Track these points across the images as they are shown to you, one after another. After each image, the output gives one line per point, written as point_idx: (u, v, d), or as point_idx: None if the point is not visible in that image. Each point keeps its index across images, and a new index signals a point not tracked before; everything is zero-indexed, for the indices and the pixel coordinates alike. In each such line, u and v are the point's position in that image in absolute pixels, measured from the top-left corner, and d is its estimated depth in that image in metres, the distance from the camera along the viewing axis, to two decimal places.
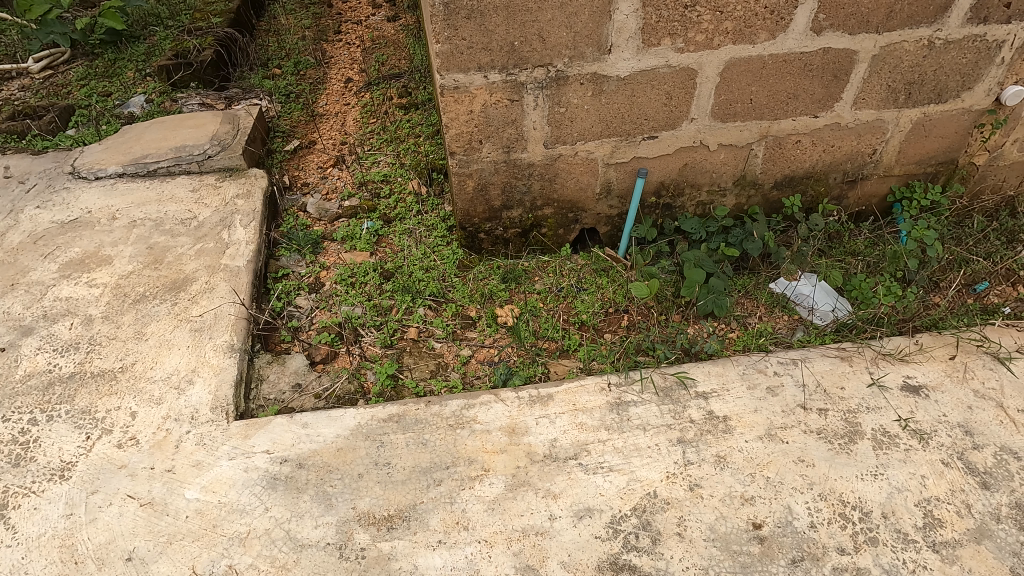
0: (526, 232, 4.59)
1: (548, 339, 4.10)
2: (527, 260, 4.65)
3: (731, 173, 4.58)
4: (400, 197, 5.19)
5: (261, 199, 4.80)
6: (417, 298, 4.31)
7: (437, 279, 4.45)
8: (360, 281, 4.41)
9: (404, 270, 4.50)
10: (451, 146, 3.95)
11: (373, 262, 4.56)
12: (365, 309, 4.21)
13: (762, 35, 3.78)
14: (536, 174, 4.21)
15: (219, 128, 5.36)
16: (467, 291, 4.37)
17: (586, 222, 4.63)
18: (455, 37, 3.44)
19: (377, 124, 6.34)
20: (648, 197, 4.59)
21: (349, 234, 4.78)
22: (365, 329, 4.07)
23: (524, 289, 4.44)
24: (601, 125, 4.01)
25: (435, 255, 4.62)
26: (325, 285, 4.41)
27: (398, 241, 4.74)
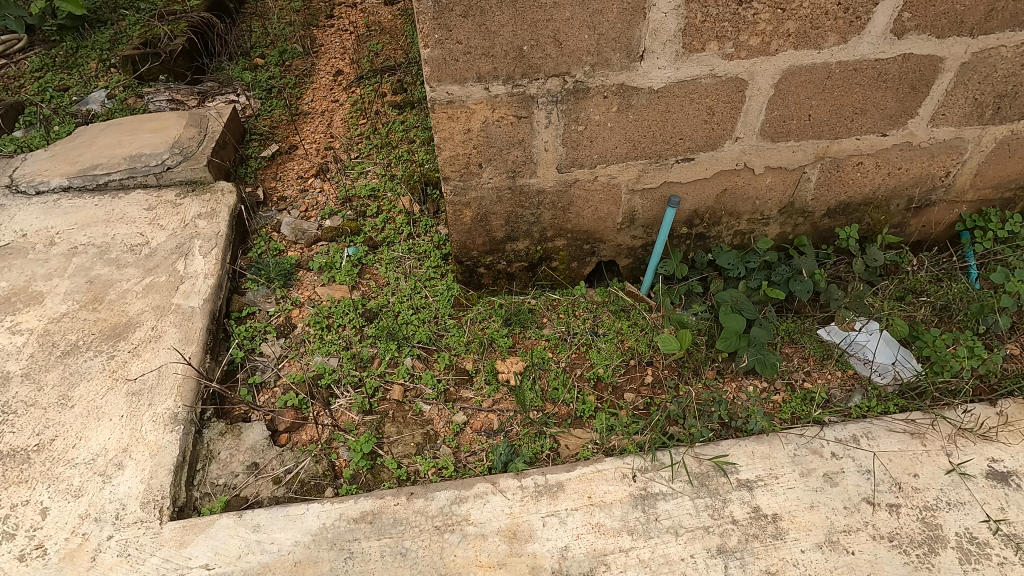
0: (534, 266, 3.90)
1: (558, 401, 3.45)
2: (534, 299, 3.97)
3: (778, 200, 3.86)
4: (389, 217, 4.51)
5: (226, 222, 4.13)
6: (403, 346, 3.65)
7: (428, 322, 3.78)
8: (337, 323, 3.75)
9: (389, 312, 3.83)
10: (444, 170, 3.25)
11: (354, 299, 3.90)
12: (341, 360, 3.56)
13: (832, 39, 3.04)
14: (547, 202, 3.51)
15: (183, 132, 4.66)
16: (463, 338, 3.70)
17: (604, 255, 3.94)
18: (448, 39, 2.73)
19: (367, 125, 5.63)
20: (678, 227, 3.88)
21: (327, 264, 4.12)
22: (340, 387, 3.42)
23: (530, 334, 3.77)
24: (627, 145, 3.29)
25: (426, 292, 3.96)
26: (297, 327, 3.75)
27: (384, 273, 4.07)
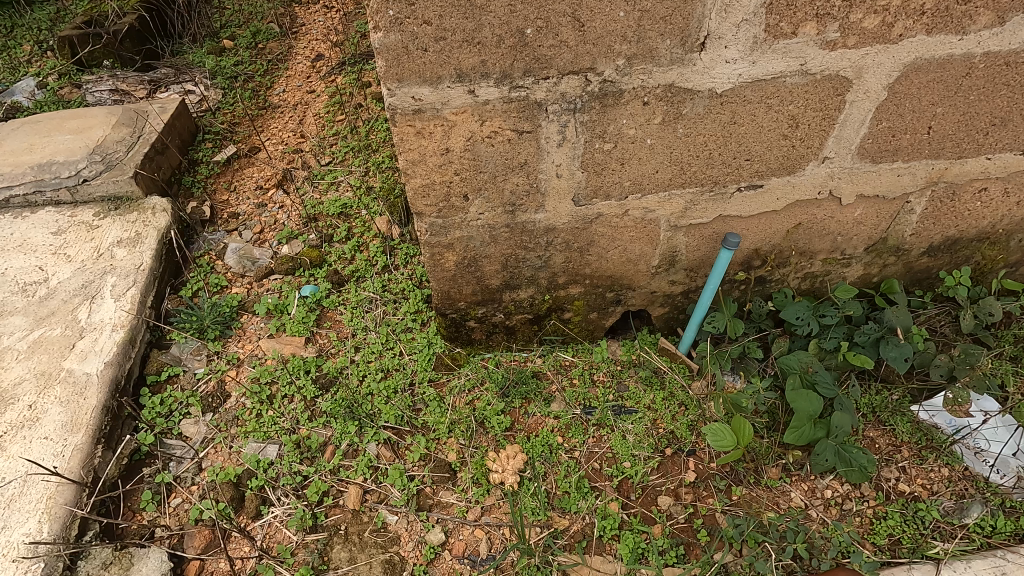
0: (541, 319, 2.99)
1: (568, 513, 2.56)
2: (539, 360, 3.07)
3: (866, 236, 2.89)
4: (361, 244, 3.62)
5: (150, 253, 3.28)
6: (365, 428, 2.78)
7: (400, 394, 2.90)
8: (282, 393, 2.88)
9: (351, 377, 2.95)
10: (415, 203, 2.33)
11: (307, 358, 3.02)
12: (282, 447, 2.69)
13: (983, 19, 2.06)
14: (558, 243, 2.59)
15: (110, 133, 3.78)
16: (445, 417, 2.83)
17: (633, 304, 3.01)
18: (410, 18, 1.80)
19: (346, 122, 4.70)
20: (732, 270, 2.93)
21: (277, 307, 3.24)
22: (277, 489, 2.56)
23: (533, 411, 2.89)
24: (671, 169, 2.36)
25: (400, 349, 3.08)
26: (231, 396, 2.89)
27: (349, 321, 3.19)
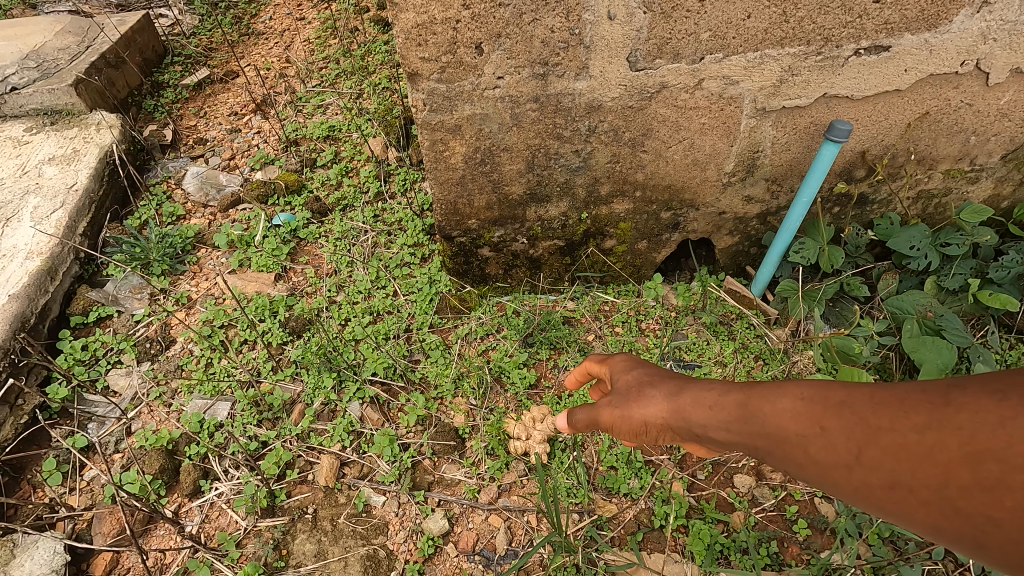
0: (575, 249, 2.32)
1: (616, 496, 1.89)
2: (571, 303, 2.41)
3: (1009, 137, 2.18)
4: (350, 169, 2.96)
5: (86, 172, 2.65)
6: (346, 382, 2.12)
7: (393, 342, 2.25)
8: (241, 338, 2.23)
9: (330, 320, 2.30)
10: (407, 59, 1.66)
11: (275, 297, 2.37)
12: (236, 406, 2.04)
13: None
14: (603, 132, 1.92)
15: (52, 40, 3.16)
16: (450, 371, 2.17)
17: (693, 230, 2.33)
18: None
19: (339, 46, 4.03)
20: (827, 183, 2.24)
21: (241, 239, 2.59)
22: (224, 460, 1.91)
23: (564, 365, 2.23)
24: (768, 13, 1.67)
25: (394, 288, 2.42)
26: (176, 341, 2.25)
27: (331, 254, 2.53)
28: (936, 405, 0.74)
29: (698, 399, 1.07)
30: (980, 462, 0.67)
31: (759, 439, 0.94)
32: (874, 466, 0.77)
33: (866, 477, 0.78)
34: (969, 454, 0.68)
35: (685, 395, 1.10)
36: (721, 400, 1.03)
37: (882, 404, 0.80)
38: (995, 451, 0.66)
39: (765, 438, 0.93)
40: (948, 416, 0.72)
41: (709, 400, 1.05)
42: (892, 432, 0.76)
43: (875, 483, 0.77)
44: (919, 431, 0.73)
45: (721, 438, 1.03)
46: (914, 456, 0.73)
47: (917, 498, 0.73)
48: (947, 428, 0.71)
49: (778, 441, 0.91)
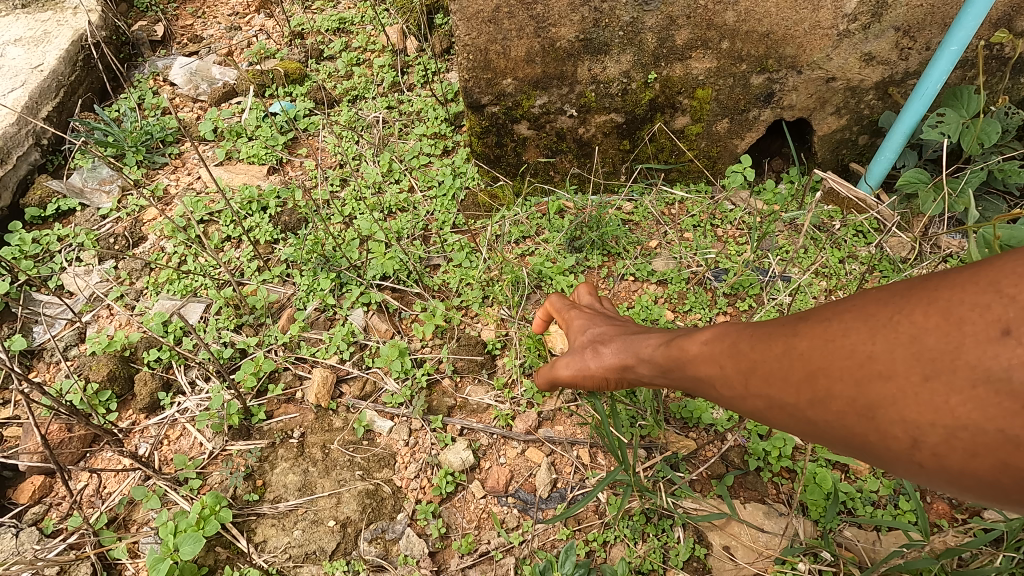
0: (637, 128, 1.82)
1: (693, 430, 1.42)
2: (629, 202, 1.92)
3: None
4: (362, 59, 2.48)
5: (54, 52, 2.24)
6: (348, 286, 1.69)
7: (407, 242, 1.79)
8: (223, 235, 1.82)
9: (330, 217, 1.86)
10: None
11: (265, 190, 1.95)
12: (211, 309, 1.64)
13: None
14: None
15: None
16: (477, 275, 1.71)
17: (790, 105, 1.81)
18: None
19: None
20: (980, 34, 1.67)
21: (231, 129, 2.17)
22: (191, 371, 1.52)
23: (622, 272, 1.75)
24: None
25: (410, 183, 1.96)
26: (147, 238, 1.85)
27: (335, 146, 2.09)
28: (784, 328, 0.75)
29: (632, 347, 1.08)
30: (821, 377, 0.67)
31: (675, 382, 0.96)
32: (747, 389, 0.78)
33: (748, 406, 0.79)
34: (811, 372, 0.68)
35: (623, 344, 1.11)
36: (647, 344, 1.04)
37: (745, 338, 0.79)
38: (824, 367, 0.67)
39: (676, 378, 0.94)
40: (789, 340, 0.72)
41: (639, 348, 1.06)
42: (753, 359, 0.76)
43: (755, 409, 0.78)
44: (768, 357, 0.74)
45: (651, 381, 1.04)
46: (769, 381, 0.74)
47: (782, 412, 0.74)
48: (792, 351, 0.71)
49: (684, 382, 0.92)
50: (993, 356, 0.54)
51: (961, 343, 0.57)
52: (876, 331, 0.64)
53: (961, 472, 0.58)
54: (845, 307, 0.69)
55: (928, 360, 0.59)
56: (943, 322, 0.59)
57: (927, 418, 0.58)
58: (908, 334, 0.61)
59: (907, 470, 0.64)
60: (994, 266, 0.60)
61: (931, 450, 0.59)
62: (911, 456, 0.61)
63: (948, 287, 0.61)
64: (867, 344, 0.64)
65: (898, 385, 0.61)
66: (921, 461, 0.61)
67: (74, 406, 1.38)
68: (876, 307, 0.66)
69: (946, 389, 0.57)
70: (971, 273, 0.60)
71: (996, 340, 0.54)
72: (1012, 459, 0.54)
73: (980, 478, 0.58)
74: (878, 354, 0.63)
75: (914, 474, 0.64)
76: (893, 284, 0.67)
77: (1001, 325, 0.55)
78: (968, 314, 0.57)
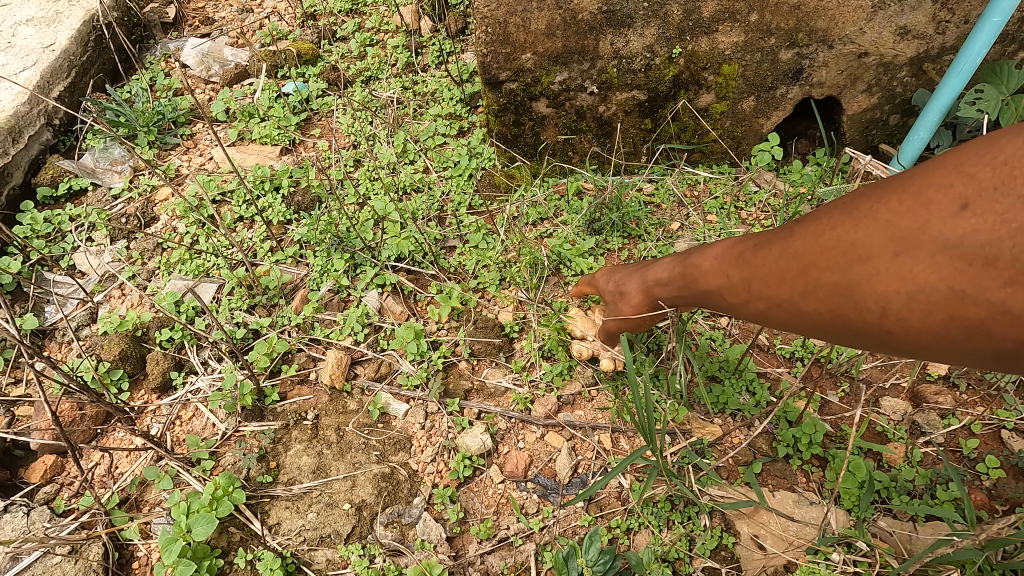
0: (660, 106, 1.76)
1: (719, 416, 1.37)
2: (650, 184, 1.86)
3: None
4: (375, 40, 2.44)
5: (66, 32, 2.21)
6: (362, 267, 1.65)
7: (423, 223, 1.75)
8: (236, 215, 1.79)
9: (344, 198, 1.82)
10: None
11: (278, 170, 1.91)
12: (223, 290, 1.61)
13: None
14: None
15: None
16: (494, 257, 1.67)
17: (819, 82, 1.74)
18: None
19: None
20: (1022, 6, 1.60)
21: (244, 110, 2.13)
22: (203, 351, 1.49)
23: (643, 255, 1.70)
24: None
25: (425, 163, 1.92)
26: (158, 219, 1.82)
27: (349, 127, 2.05)
28: (780, 232, 0.86)
29: (655, 277, 1.18)
30: (807, 269, 0.78)
31: (689, 300, 1.07)
32: (747, 293, 0.89)
33: (752, 308, 0.90)
34: (800, 265, 0.79)
35: (646, 276, 1.21)
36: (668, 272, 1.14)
37: (745, 249, 0.91)
38: (811, 259, 0.78)
39: (689, 296, 1.05)
40: (783, 241, 0.84)
41: (661, 276, 1.16)
42: (754, 262, 0.87)
43: (754, 310, 0.89)
44: (765, 260, 0.85)
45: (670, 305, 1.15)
46: (768, 281, 0.84)
47: (776, 309, 0.85)
48: (787, 248, 0.82)
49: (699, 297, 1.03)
50: (952, 226, 0.65)
51: (927, 220, 0.67)
52: (855, 221, 0.74)
53: (924, 332, 0.69)
54: (834, 206, 0.79)
55: (899, 239, 0.69)
56: (913, 205, 0.69)
57: (894, 286, 0.69)
58: (883, 219, 0.71)
59: (880, 340, 0.75)
60: (955, 155, 0.69)
61: (896, 315, 0.70)
62: (882, 325, 0.73)
63: (920, 176, 0.71)
64: (850, 232, 0.74)
65: (873, 264, 0.71)
66: (889, 328, 0.72)
67: (86, 385, 1.36)
68: (857, 201, 0.76)
69: (911, 261, 0.68)
70: (941, 162, 0.69)
71: (955, 214, 0.65)
72: (960, 311, 0.65)
73: (940, 335, 0.69)
74: (856, 240, 0.73)
75: (888, 344, 0.75)
76: (872, 183, 0.77)
77: (962, 201, 0.65)
78: (934, 196, 0.67)
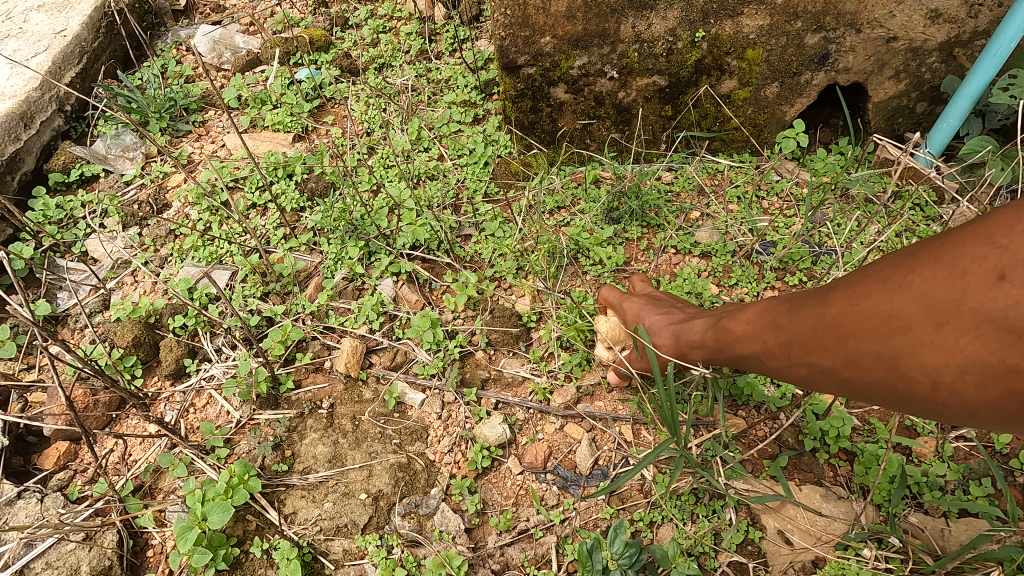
0: (681, 92, 1.72)
1: (742, 408, 1.34)
2: (670, 172, 1.82)
3: None
4: (388, 27, 2.40)
5: (77, 18, 2.19)
6: (377, 255, 1.63)
7: (438, 211, 1.72)
8: (248, 202, 1.77)
9: (358, 185, 1.79)
10: None
11: (291, 157, 1.88)
12: (236, 277, 1.58)
13: None
14: None
15: None
16: (511, 245, 1.63)
17: (845, 67, 1.69)
18: None
19: None
20: None
21: (256, 97, 2.11)
22: (217, 338, 1.47)
23: (663, 244, 1.66)
24: None
25: (440, 150, 1.89)
26: (171, 206, 1.80)
27: (362, 114, 2.02)
28: (817, 298, 0.88)
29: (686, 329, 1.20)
30: (851, 340, 0.80)
31: (728, 358, 1.09)
32: (793, 358, 0.91)
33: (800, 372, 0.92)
34: (842, 336, 0.81)
35: (677, 323, 1.23)
36: (699, 327, 1.15)
37: (784, 313, 0.93)
38: (852, 330, 0.80)
39: (729, 355, 1.07)
40: (821, 309, 0.86)
41: (691, 334, 1.17)
42: (795, 330, 0.90)
43: (805, 376, 0.91)
44: (806, 328, 0.87)
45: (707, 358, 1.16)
46: (812, 350, 0.87)
47: (826, 376, 0.87)
48: (825, 317, 0.84)
49: (739, 358, 1.05)
50: (992, 298, 0.65)
51: (964, 290, 0.67)
52: (892, 292, 0.75)
53: (979, 403, 0.69)
54: (867, 274, 0.81)
55: (937, 311, 0.70)
56: (948, 277, 0.69)
57: (941, 358, 0.70)
58: (916, 289, 0.72)
59: (935, 410, 0.75)
60: (988, 220, 0.69)
61: (948, 387, 0.71)
62: (935, 396, 0.73)
63: (951, 246, 0.71)
64: (887, 302, 0.76)
65: (914, 336, 0.73)
66: (942, 399, 0.72)
67: (100, 371, 1.34)
68: (890, 270, 0.77)
69: (954, 333, 0.68)
70: (973, 229, 0.69)
71: (992, 286, 0.65)
72: (1013, 383, 0.65)
73: (995, 406, 0.68)
74: (895, 312, 0.75)
75: (944, 413, 0.75)
76: (904, 249, 0.78)
77: (997, 272, 0.65)
78: (969, 267, 0.68)
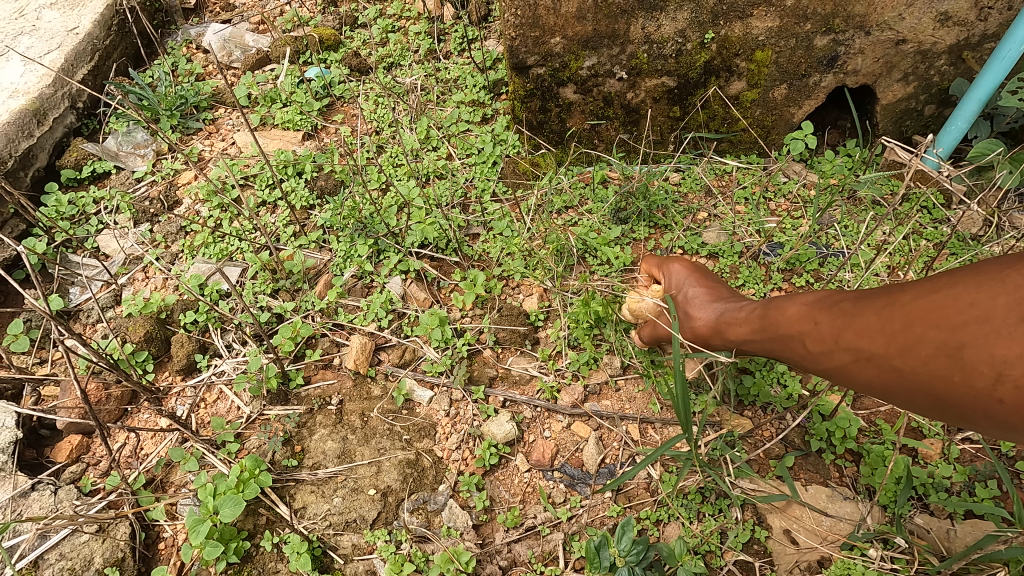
0: (690, 92, 1.72)
1: (749, 408, 1.34)
2: (678, 173, 1.83)
3: None
4: (397, 27, 2.41)
5: (89, 16, 2.21)
6: (386, 253, 1.64)
7: (447, 210, 1.73)
8: (258, 200, 1.78)
9: (367, 184, 1.80)
10: None
11: (300, 155, 1.90)
12: (247, 274, 1.60)
13: None
14: None
15: None
16: (519, 244, 1.64)
17: (855, 69, 1.69)
18: None
19: None
20: None
21: (266, 95, 2.12)
22: (227, 334, 1.49)
23: (671, 244, 1.66)
24: None
25: (449, 150, 1.90)
26: (181, 203, 1.82)
27: (371, 113, 2.03)
28: (893, 287, 0.84)
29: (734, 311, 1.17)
30: (915, 326, 0.76)
31: (771, 342, 1.05)
32: (843, 343, 0.87)
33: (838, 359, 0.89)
34: (908, 321, 0.77)
35: (725, 308, 1.20)
36: (752, 307, 1.12)
37: (849, 300, 0.89)
38: (922, 316, 0.76)
39: (773, 339, 1.04)
40: (895, 295, 0.82)
41: (739, 314, 1.14)
42: (854, 311, 0.86)
43: (846, 362, 0.87)
44: (871, 312, 0.83)
45: (747, 344, 1.13)
46: (863, 333, 0.83)
47: (874, 364, 0.83)
48: (895, 302, 0.80)
49: (781, 341, 1.02)
50: None
51: None
52: (977, 282, 0.71)
53: None
54: (957, 268, 0.77)
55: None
56: None
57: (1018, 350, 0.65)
58: (1011, 285, 0.68)
59: (990, 411, 0.70)
60: None
61: (1013, 381, 0.65)
62: (994, 392, 0.68)
63: None
64: (971, 292, 0.71)
65: (991, 326, 0.68)
66: (1001, 396, 0.67)
67: (112, 366, 1.36)
68: (983, 265, 0.73)
69: None
70: None
71: None
72: None
73: None
74: (974, 302, 0.70)
75: (999, 417, 0.69)
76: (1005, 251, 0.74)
77: None
78: None
